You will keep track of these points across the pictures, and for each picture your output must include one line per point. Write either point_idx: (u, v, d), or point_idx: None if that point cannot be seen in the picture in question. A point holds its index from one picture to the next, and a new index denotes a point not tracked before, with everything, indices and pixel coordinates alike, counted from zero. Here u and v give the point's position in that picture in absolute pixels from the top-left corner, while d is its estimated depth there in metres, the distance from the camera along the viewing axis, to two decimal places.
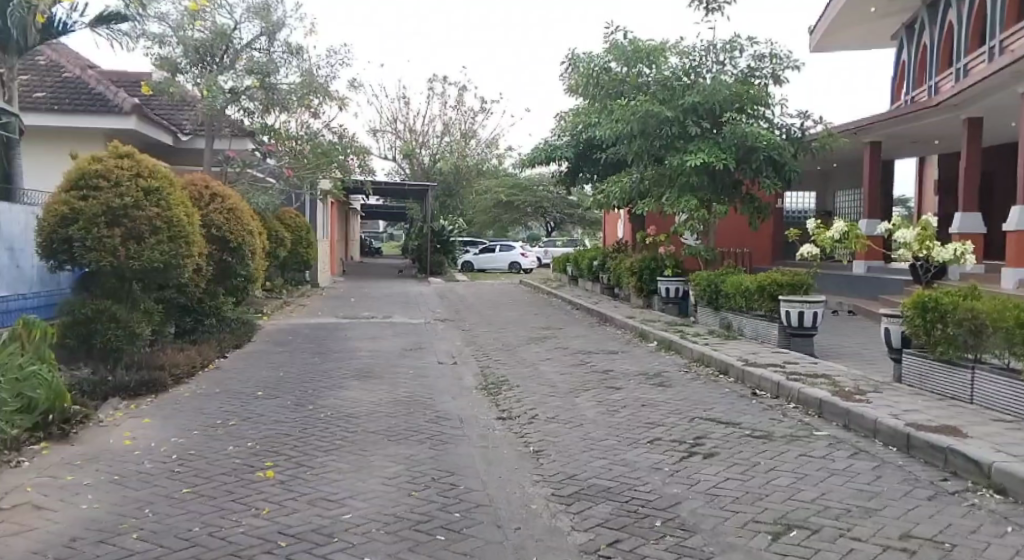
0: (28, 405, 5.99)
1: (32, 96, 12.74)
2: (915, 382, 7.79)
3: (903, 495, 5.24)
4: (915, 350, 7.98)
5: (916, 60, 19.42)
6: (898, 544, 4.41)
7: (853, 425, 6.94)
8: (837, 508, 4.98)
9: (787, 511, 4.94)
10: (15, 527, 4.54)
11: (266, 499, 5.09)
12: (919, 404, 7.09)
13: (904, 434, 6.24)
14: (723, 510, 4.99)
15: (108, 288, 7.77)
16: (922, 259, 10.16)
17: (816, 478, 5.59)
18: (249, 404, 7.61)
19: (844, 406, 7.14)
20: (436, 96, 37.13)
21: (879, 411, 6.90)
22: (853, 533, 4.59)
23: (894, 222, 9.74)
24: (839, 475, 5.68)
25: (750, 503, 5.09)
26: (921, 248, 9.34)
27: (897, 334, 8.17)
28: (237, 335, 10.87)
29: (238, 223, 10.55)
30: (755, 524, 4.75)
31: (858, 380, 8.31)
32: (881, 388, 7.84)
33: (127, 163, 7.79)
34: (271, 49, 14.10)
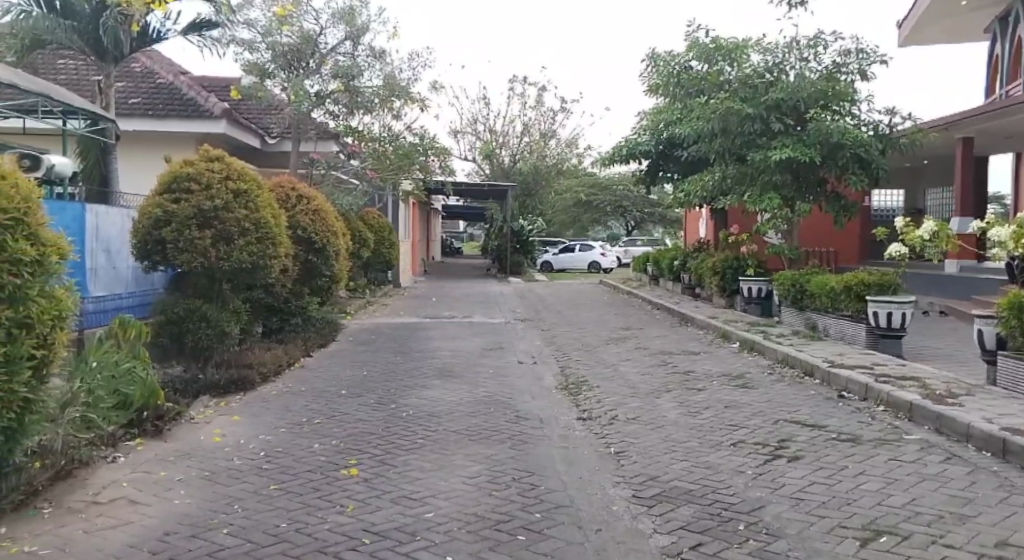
0: (124, 402, 6.17)
1: (128, 102, 13.30)
2: (1010, 385, 7.30)
3: (999, 502, 4.88)
4: (1010, 353, 7.47)
5: (1010, 54, 18.33)
6: (994, 553, 4.10)
7: (945, 429, 6.53)
8: (928, 515, 4.67)
9: (877, 517, 4.66)
10: (113, 520, 4.69)
11: (350, 497, 5.13)
12: (1015, 408, 6.64)
13: (999, 438, 5.83)
14: (810, 515, 4.74)
15: (199, 288, 8.05)
16: (1018, 258, 9.50)
17: (907, 483, 5.26)
18: (332, 403, 7.71)
19: (936, 409, 6.74)
20: (516, 96, 37.09)
21: (973, 415, 6.48)
22: (945, 540, 4.29)
23: (989, 220, 9.11)
24: (931, 480, 5.34)
25: (839, 508, 4.83)
26: (1016, 247, 8.69)
27: (992, 334, 7.67)
28: (322, 334, 11.09)
29: (322, 225, 10.74)
30: (842, 530, 4.49)
31: (949, 382, 7.86)
32: (973, 391, 7.39)
33: (216, 167, 8.00)
34: (355, 53, 14.28)
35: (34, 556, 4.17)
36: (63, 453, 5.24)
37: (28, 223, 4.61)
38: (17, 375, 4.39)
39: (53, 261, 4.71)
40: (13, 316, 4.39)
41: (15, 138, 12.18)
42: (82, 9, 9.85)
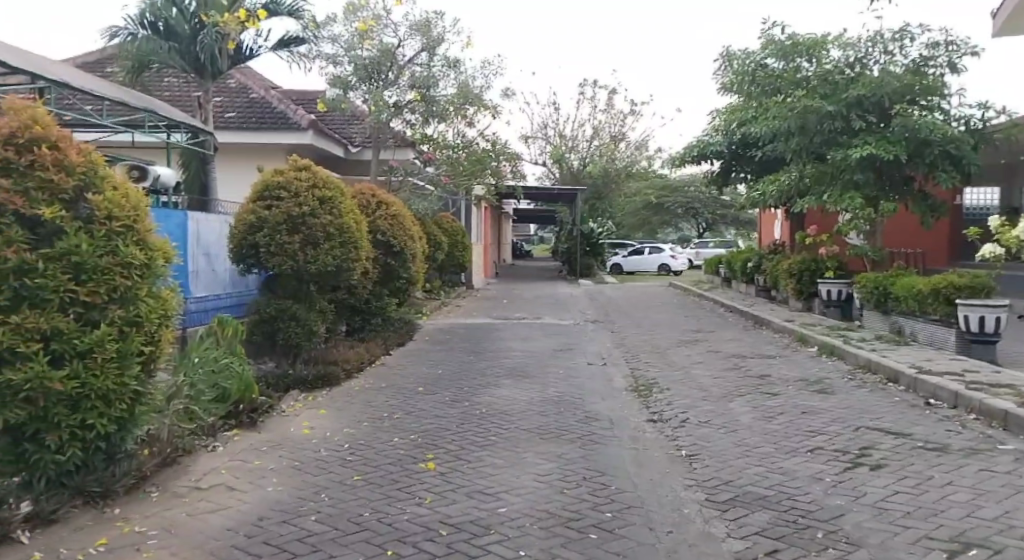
0: (222, 395, 6.66)
1: (224, 116, 14.09)
2: None
3: None
4: None
5: None
6: None
7: None
8: (1022, 529, 4.65)
9: (967, 529, 4.67)
10: (212, 505, 5.09)
11: (427, 489, 5.41)
12: None
13: None
14: (893, 525, 4.78)
15: (289, 289, 8.53)
16: None
17: (998, 496, 5.23)
18: (410, 399, 8.06)
19: None
20: (586, 100, 37.17)
21: None
22: None
23: None
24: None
25: (924, 519, 4.86)
26: None
27: None
28: (399, 334, 11.49)
29: (400, 229, 11.15)
30: (928, 541, 4.52)
31: None
32: None
33: (304, 175, 8.44)
34: (431, 63, 14.66)
35: (145, 536, 4.57)
36: (169, 441, 5.69)
37: (138, 230, 5.03)
38: (128, 369, 4.81)
39: (159, 264, 5.12)
40: (125, 315, 4.81)
41: (120, 151, 13.03)
42: (184, 30, 11.43)
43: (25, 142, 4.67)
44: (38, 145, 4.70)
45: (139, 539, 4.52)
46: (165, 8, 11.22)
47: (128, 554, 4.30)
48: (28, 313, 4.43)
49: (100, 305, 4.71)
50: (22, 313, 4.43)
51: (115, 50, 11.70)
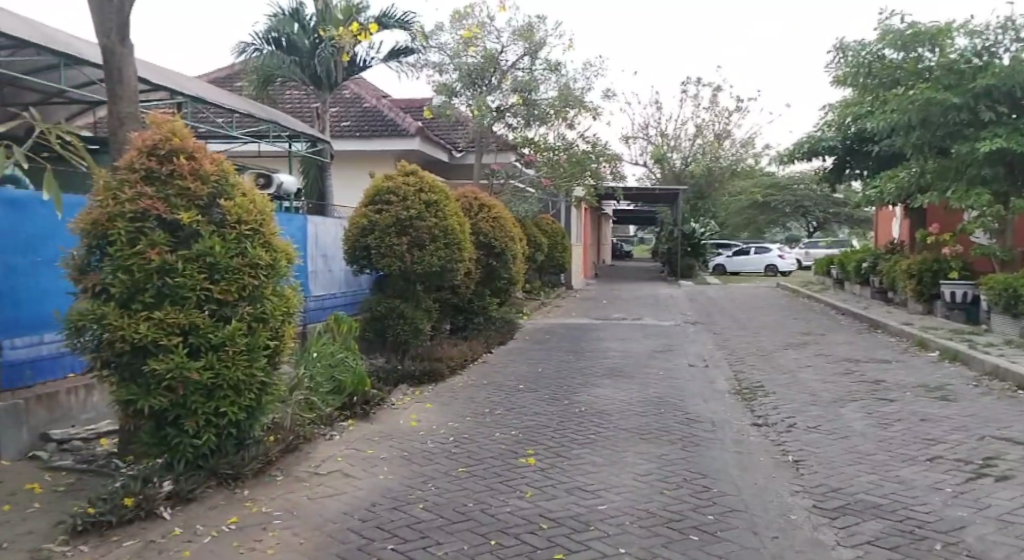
0: (337, 388, 7.11)
1: (339, 125, 14.82)
2: None
3: None
4: None
5: None
6: None
7: None
8: None
9: None
10: (329, 490, 5.46)
11: (528, 484, 5.62)
12: None
13: None
14: (1020, 540, 4.65)
15: (397, 288, 8.98)
16: None
17: None
18: (511, 396, 8.31)
19: None
20: (689, 99, 36.57)
21: None
22: None
23: None
24: None
25: None
26: None
27: None
28: (501, 333, 11.77)
29: (502, 230, 11.44)
30: None
31: None
32: None
33: (411, 180, 8.83)
34: (533, 67, 14.90)
35: (271, 516, 4.96)
36: (291, 429, 6.12)
37: (264, 233, 5.43)
38: (256, 361, 5.21)
39: (283, 265, 5.50)
40: (253, 312, 5.22)
41: (246, 160, 13.92)
42: (303, 44, 12.28)
43: (166, 153, 5.17)
44: (177, 157, 5.19)
45: (265, 519, 4.91)
46: (287, 24, 12.13)
47: (257, 532, 4.69)
48: (168, 310, 4.92)
49: (231, 303, 5.13)
50: (163, 310, 4.92)
51: (242, 65, 12.64)
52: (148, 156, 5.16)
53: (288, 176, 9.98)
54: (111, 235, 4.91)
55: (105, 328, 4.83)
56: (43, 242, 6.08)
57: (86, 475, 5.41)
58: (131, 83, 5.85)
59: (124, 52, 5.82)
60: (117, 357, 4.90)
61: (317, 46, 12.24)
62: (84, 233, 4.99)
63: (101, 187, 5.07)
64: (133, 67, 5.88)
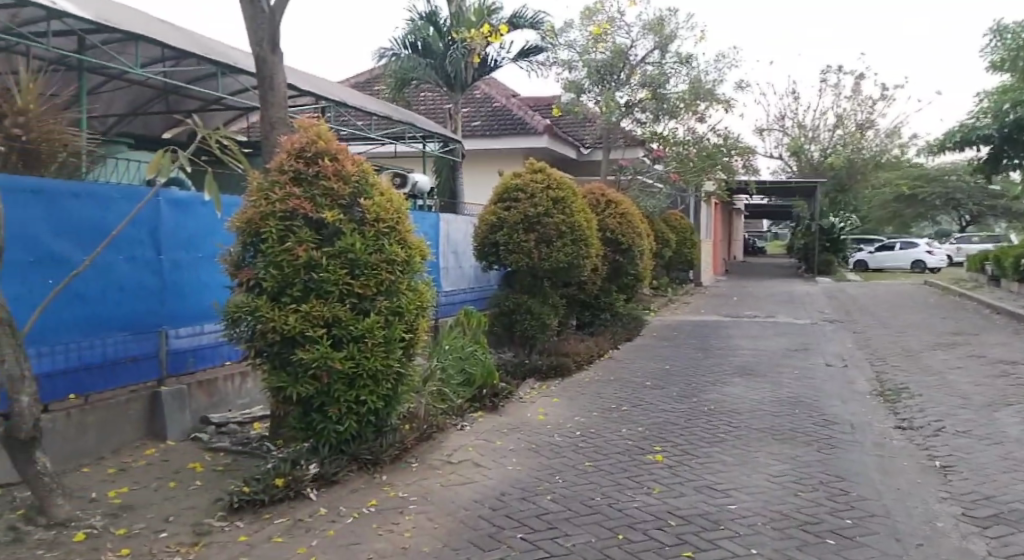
0: (468, 380, 7.33)
1: (470, 125, 15.19)
2: None
3: None
4: None
5: None
6: None
7: None
8: None
9: None
10: (461, 478, 5.64)
11: (657, 480, 5.60)
12: None
13: None
14: None
15: (524, 284, 9.14)
16: None
17: None
18: (639, 392, 8.27)
19: None
20: (828, 88, 34.92)
21: None
22: None
23: None
24: None
25: None
26: None
27: None
28: (628, 330, 11.71)
29: (629, 226, 11.38)
30: None
31: None
32: None
33: (539, 177, 8.95)
34: (663, 61, 14.72)
35: (407, 501, 5.19)
36: (424, 418, 6.36)
37: (400, 231, 5.68)
38: (393, 353, 5.46)
39: (417, 262, 5.74)
40: (390, 305, 5.48)
41: (382, 161, 14.52)
42: (438, 47, 12.65)
43: (312, 155, 5.50)
44: (322, 158, 5.51)
45: (402, 503, 5.15)
46: (424, 28, 12.55)
47: (394, 516, 4.92)
48: (314, 304, 5.23)
49: (370, 297, 5.40)
50: (310, 303, 5.23)
51: (382, 69, 13.18)
52: (296, 158, 5.51)
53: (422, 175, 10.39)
54: (263, 233, 5.28)
55: (259, 319, 5.18)
56: (204, 241, 6.61)
57: (242, 456, 5.84)
58: (280, 89, 6.25)
59: (275, 60, 6.22)
60: (269, 347, 5.25)
61: (453, 48, 12.58)
62: (240, 231, 5.39)
63: (255, 188, 5.45)
64: (283, 75, 6.28)
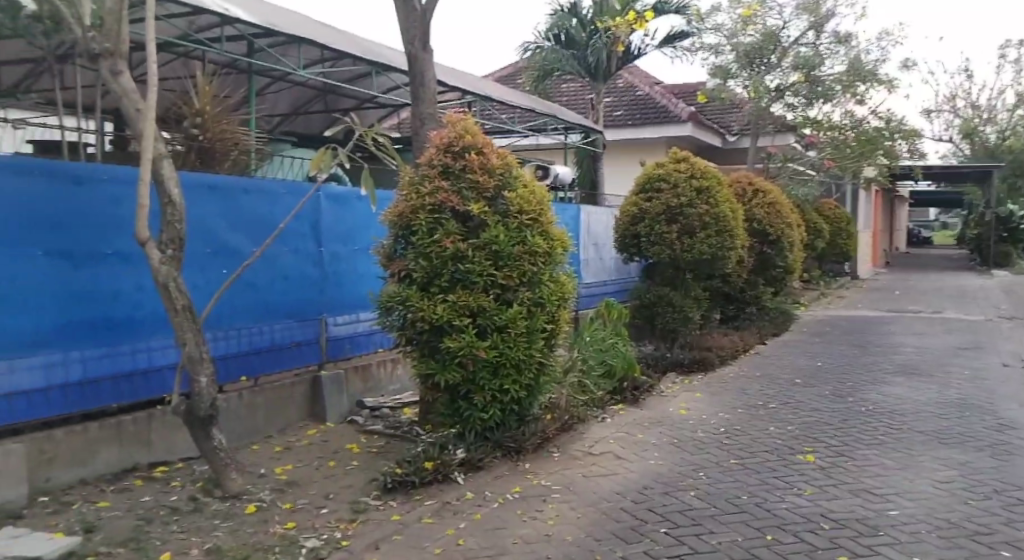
0: (609, 371, 7.31)
1: (612, 115, 15.09)
2: None
3: None
4: None
5: None
6: None
7: None
8: None
9: None
10: (602, 470, 5.63)
11: (809, 481, 5.36)
12: None
13: None
14: None
15: (666, 276, 8.95)
16: None
17: None
18: (788, 390, 7.95)
19: None
20: (1006, 64, 32.06)
21: None
22: None
23: None
24: None
25: None
26: None
27: None
28: (777, 324, 11.27)
29: (778, 217, 10.94)
30: None
31: None
32: None
33: (682, 166, 8.78)
34: (818, 42, 14.05)
35: (549, 489, 5.24)
36: (566, 409, 6.40)
37: (543, 223, 5.73)
38: (535, 343, 5.53)
39: (559, 253, 5.77)
40: (532, 296, 5.55)
41: (525, 154, 14.69)
42: (580, 36, 12.66)
43: (460, 149, 5.63)
44: (469, 152, 5.63)
45: (544, 491, 5.20)
46: (566, 19, 12.57)
47: (537, 503, 4.98)
48: (460, 294, 5.36)
49: (513, 287, 5.48)
50: (456, 293, 5.38)
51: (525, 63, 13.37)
52: (445, 153, 5.66)
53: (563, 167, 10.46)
54: (414, 225, 5.47)
55: (409, 308, 5.39)
56: (360, 233, 6.94)
57: (392, 440, 6.09)
58: (430, 86, 6.45)
59: (425, 57, 6.41)
60: (418, 335, 5.44)
61: (595, 36, 12.51)
62: (392, 224, 5.61)
63: (406, 182, 5.66)
64: (432, 71, 6.47)
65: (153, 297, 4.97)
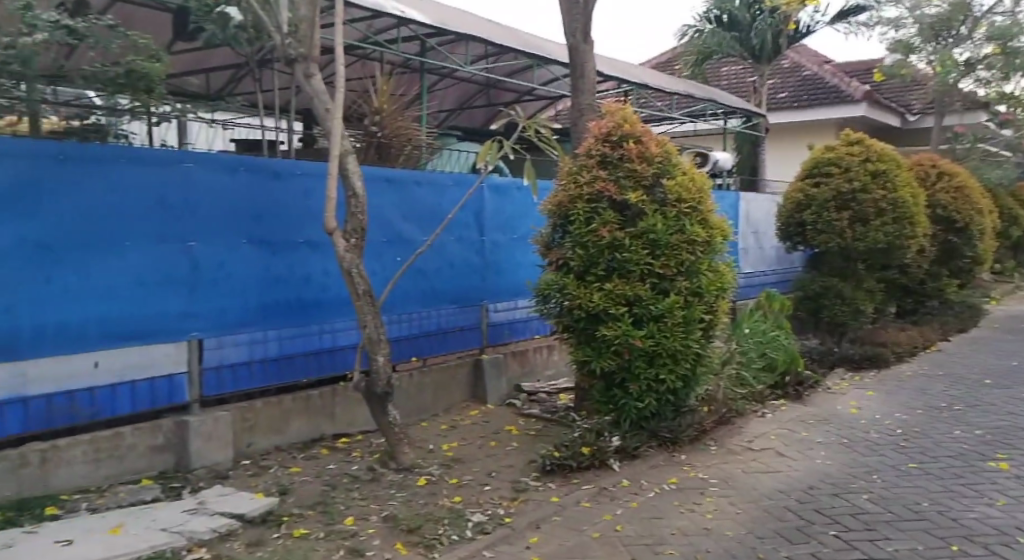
0: (771, 365, 7.13)
1: (778, 97, 14.52)
2: None
3: None
4: None
5: None
6: None
7: None
8: None
9: None
10: (765, 466, 5.52)
11: (999, 491, 5.00)
12: None
13: None
14: None
15: (835, 266, 8.51)
16: None
17: None
18: (975, 391, 7.40)
19: None
20: None
21: None
22: None
23: None
24: None
25: None
26: None
27: None
28: (962, 319, 10.48)
29: (966, 203, 10.14)
30: None
31: None
32: None
33: (856, 150, 8.33)
34: (1016, 10, 12.83)
35: (707, 482, 5.22)
36: (724, 401, 6.31)
37: (702, 211, 5.67)
38: (692, 333, 5.50)
39: (719, 242, 5.70)
40: (690, 286, 5.51)
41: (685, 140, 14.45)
42: (743, 17, 12.30)
43: (619, 138, 5.67)
44: (628, 141, 5.65)
45: (702, 484, 5.18)
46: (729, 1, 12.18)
47: (696, 496, 4.97)
48: (616, 282, 5.42)
49: (670, 276, 5.46)
50: (613, 282, 5.43)
51: (684, 48, 13.15)
52: (604, 142, 5.72)
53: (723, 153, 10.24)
54: (572, 214, 5.58)
55: (566, 296, 5.53)
56: (519, 222, 7.15)
57: (549, 424, 6.26)
58: (591, 76, 6.52)
59: (586, 48, 6.49)
60: (575, 323, 5.56)
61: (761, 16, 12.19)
62: (551, 213, 5.76)
63: (565, 172, 5.77)
64: (593, 62, 6.53)
65: (336, 281, 5.39)
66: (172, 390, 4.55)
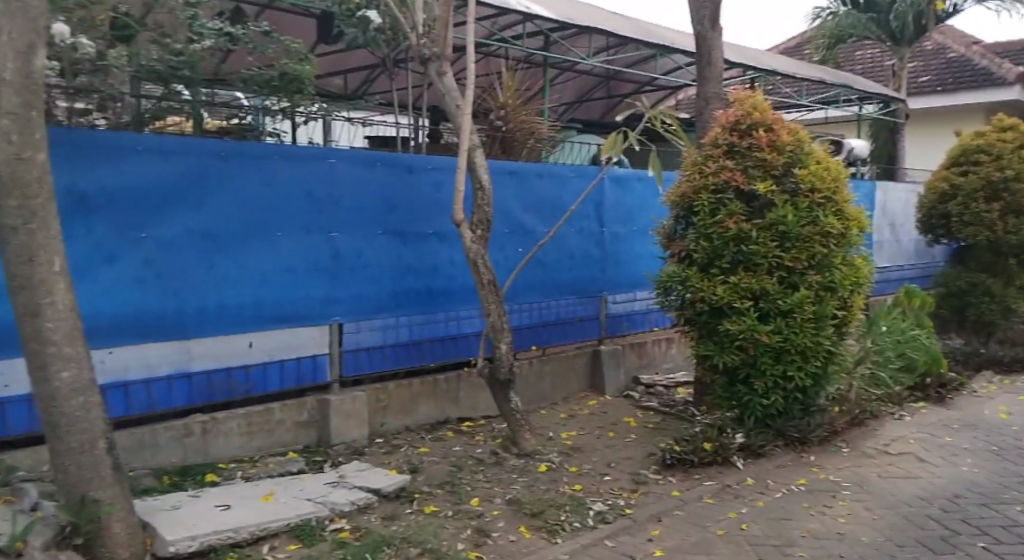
0: (911, 365, 6.82)
1: (918, 80, 13.74)
2: None
3: None
4: None
5: None
6: None
7: None
8: None
9: None
10: (903, 471, 5.31)
11: None
12: None
13: None
14: None
15: (983, 261, 7.99)
16: None
17: None
18: None
19: None
20: None
21: None
22: None
23: None
24: None
25: None
26: None
27: None
28: None
29: None
30: None
31: None
32: None
33: (1009, 136, 7.77)
34: None
35: (839, 485, 5.08)
36: (858, 402, 6.09)
37: (837, 202, 5.49)
38: (823, 330, 5.35)
39: (854, 234, 5.51)
40: (822, 280, 5.36)
41: (816, 128, 13.93)
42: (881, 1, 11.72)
43: (746, 128, 5.55)
44: (756, 130, 5.53)
45: (834, 487, 5.04)
46: None
47: (827, 499, 4.86)
48: (742, 276, 5.34)
49: (800, 270, 5.33)
50: (738, 275, 5.36)
51: (815, 32, 12.65)
52: (731, 131, 5.62)
53: (858, 141, 9.82)
54: (695, 206, 5.53)
55: (688, 288, 5.51)
56: (640, 213, 7.14)
57: (669, 417, 6.24)
58: (718, 64, 6.40)
59: (713, 36, 6.38)
60: (697, 316, 5.53)
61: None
62: (674, 205, 5.73)
63: (689, 162, 5.72)
64: (721, 50, 6.41)
65: (462, 270, 5.58)
66: (316, 370, 4.86)
